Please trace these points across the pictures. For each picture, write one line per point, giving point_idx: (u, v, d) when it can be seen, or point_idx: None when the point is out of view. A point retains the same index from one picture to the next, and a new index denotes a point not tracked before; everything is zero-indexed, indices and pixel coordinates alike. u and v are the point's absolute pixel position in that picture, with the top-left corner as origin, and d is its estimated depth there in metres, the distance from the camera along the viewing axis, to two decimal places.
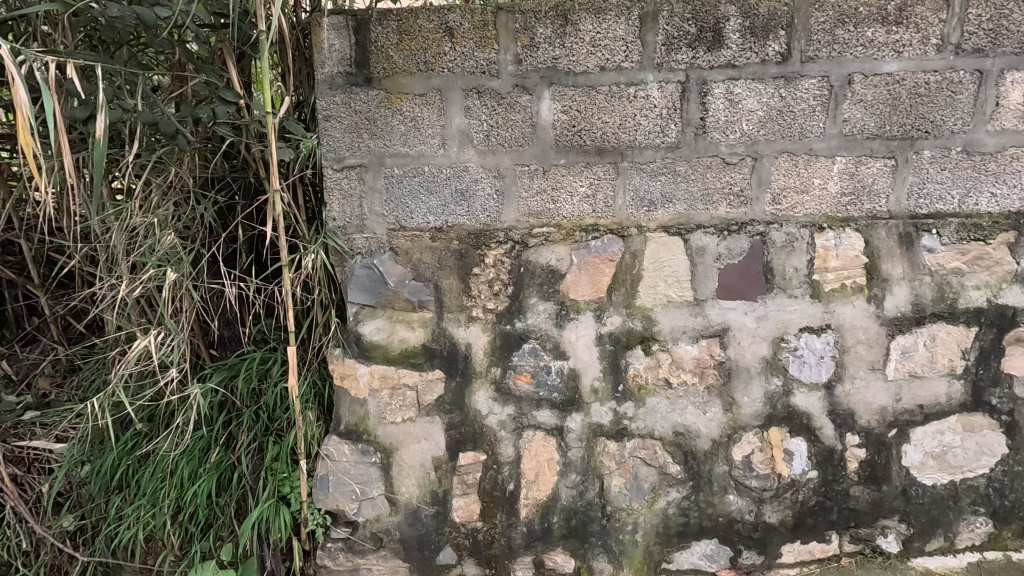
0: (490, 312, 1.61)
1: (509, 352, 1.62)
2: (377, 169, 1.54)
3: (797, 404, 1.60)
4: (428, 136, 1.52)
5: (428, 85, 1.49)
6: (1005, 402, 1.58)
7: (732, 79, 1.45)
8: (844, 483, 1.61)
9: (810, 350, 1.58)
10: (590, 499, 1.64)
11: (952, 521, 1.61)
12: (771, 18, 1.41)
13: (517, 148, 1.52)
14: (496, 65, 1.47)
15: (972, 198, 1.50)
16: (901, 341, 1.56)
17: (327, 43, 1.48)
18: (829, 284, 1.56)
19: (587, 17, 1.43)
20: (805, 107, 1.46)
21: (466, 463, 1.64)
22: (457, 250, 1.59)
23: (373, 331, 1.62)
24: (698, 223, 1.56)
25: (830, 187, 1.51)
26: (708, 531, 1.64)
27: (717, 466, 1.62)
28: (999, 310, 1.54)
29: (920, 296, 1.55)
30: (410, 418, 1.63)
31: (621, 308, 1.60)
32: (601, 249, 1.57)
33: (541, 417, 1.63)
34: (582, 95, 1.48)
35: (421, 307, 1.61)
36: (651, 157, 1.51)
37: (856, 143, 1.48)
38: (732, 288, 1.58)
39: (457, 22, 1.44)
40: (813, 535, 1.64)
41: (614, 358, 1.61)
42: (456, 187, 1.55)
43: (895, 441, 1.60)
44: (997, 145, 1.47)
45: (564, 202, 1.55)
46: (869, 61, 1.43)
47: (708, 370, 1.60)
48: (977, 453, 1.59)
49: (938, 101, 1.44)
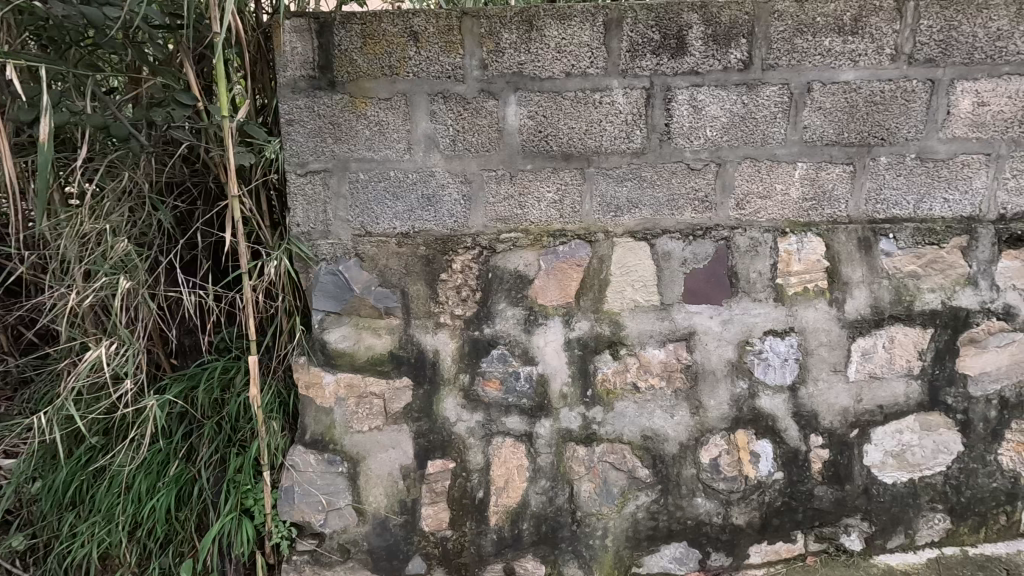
0: (458, 318, 1.59)
1: (477, 358, 1.61)
2: (341, 173, 1.52)
3: (762, 406, 1.62)
4: (393, 141, 1.50)
5: (393, 90, 1.47)
6: (960, 401, 1.62)
7: (696, 86, 1.47)
8: (808, 483, 1.64)
9: (774, 352, 1.60)
10: (559, 505, 1.64)
11: (913, 518, 1.65)
12: (732, 27, 1.43)
13: (483, 154, 1.52)
14: (462, 70, 1.46)
15: (926, 204, 1.54)
16: (861, 343, 1.60)
17: (289, 46, 1.45)
18: (792, 288, 1.58)
19: (552, 24, 1.43)
20: (766, 114, 1.49)
21: (435, 471, 1.63)
22: (424, 256, 1.57)
23: (339, 339, 1.59)
24: (664, 228, 1.57)
25: (792, 193, 1.54)
26: (677, 535, 1.65)
27: (685, 470, 1.63)
28: (954, 312, 1.59)
29: (879, 299, 1.58)
30: (377, 426, 1.61)
31: (589, 313, 1.60)
32: (569, 254, 1.57)
33: (510, 423, 1.62)
34: (548, 100, 1.48)
35: (388, 313, 1.59)
36: (617, 162, 1.52)
37: (816, 150, 1.51)
38: (698, 292, 1.59)
39: (421, 26, 1.43)
40: (780, 536, 1.66)
41: (583, 363, 1.61)
42: (422, 193, 1.54)
43: (857, 441, 1.63)
44: (949, 152, 1.51)
45: (531, 207, 1.55)
46: (827, 70, 1.46)
47: (675, 374, 1.62)
48: (935, 451, 1.63)
49: (892, 109, 1.48)
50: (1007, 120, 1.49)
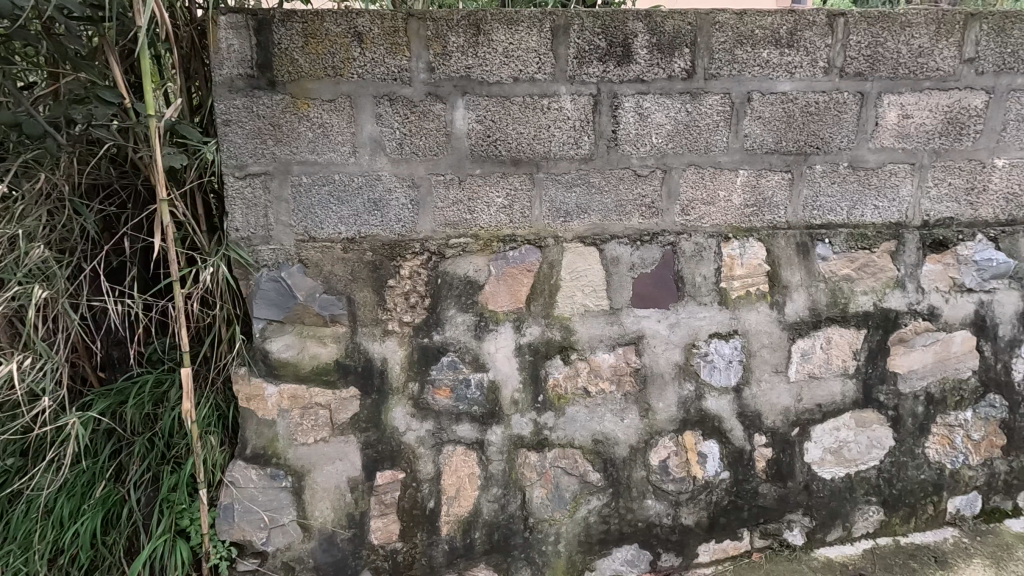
0: (407, 325, 1.56)
1: (427, 366, 1.58)
2: (283, 177, 1.46)
3: (708, 408, 1.66)
4: (338, 143, 1.46)
5: (336, 91, 1.43)
6: (891, 398, 1.70)
7: (642, 93, 1.49)
8: (753, 482, 1.69)
9: (719, 354, 1.64)
10: (511, 512, 1.63)
11: (850, 512, 1.73)
12: (676, 36, 1.46)
13: (431, 158, 1.49)
14: (408, 72, 1.43)
15: (858, 210, 1.62)
16: (801, 344, 1.66)
17: (224, 43, 1.38)
18: (735, 292, 1.63)
19: (499, 28, 1.42)
20: (709, 122, 1.52)
21: (384, 483, 1.58)
22: (371, 261, 1.53)
23: (282, 348, 1.53)
24: (613, 234, 1.59)
25: (734, 199, 1.59)
26: (628, 537, 1.67)
27: (635, 472, 1.65)
28: (884, 313, 1.67)
29: (816, 302, 1.64)
30: (323, 438, 1.56)
31: (539, 318, 1.60)
32: (519, 260, 1.57)
33: (461, 431, 1.60)
34: (496, 105, 1.47)
35: (333, 321, 1.54)
36: (565, 168, 1.53)
37: (756, 158, 1.56)
38: (646, 297, 1.62)
39: (366, 27, 1.39)
40: (727, 534, 1.70)
41: (534, 368, 1.61)
42: (368, 197, 1.50)
43: (798, 439, 1.69)
44: (879, 161, 1.59)
45: (481, 212, 1.54)
46: (765, 80, 1.51)
47: (625, 378, 1.63)
48: (869, 446, 1.71)
49: (826, 119, 1.55)
50: (928, 131, 1.58)
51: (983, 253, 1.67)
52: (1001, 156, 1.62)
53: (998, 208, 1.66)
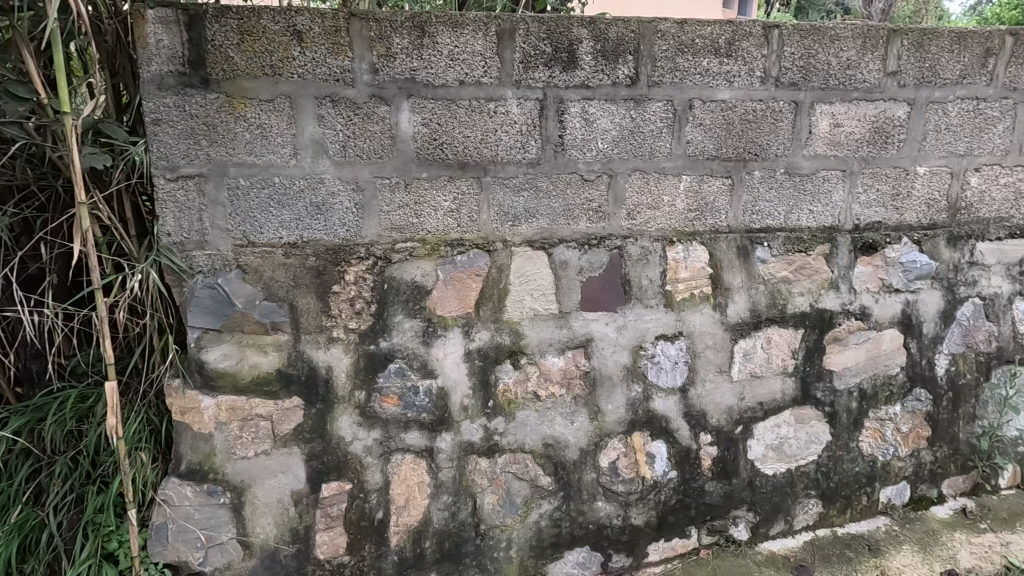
0: (353, 331, 1.52)
1: (373, 373, 1.54)
2: (219, 179, 1.40)
3: (655, 409, 1.69)
4: (278, 145, 1.41)
5: (275, 91, 1.38)
6: (827, 395, 1.78)
7: (587, 99, 1.51)
8: (699, 480, 1.73)
9: (665, 356, 1.67)
10: (462, 519, 1.61)
11: (790, 506, 1.79)
12: (620, 43, 1.48)
13: (377, 161, 1.46)
14: (351, 73, 1.40)
15: (795, 215, 1.68)
16: (743, 344, 1.71)
17: (153, 39, 1.31)
18: (680, 294, 1.66)
19: (444, 31, 1.40)
20: (653, 128, 1.55)
21: (329, 495, 1.54)
22: (314, 267, 1.48)
23: (219, 358, 1.47)
24: (561, 238, 1.59)
25: (678, 204, 1.62)
26: (580, 540, 1.68)
27: (586, 475, 1.66)
28: (820, 313, 1.74)
29: (756, 303, 1.70)
30: (264, 451, 1.50)
31: (488, 323, 1.59)
32: (466, 264, 1.55)
33: (410, 439, 1.57)
34: (442, 108, 1.45)
35: (275, 329, 1.48)
36: (513, 172, 1.52)
37: (698, 164, 1.60)
38: (594, 300, 1.63)
39: (306, 25, 1.35)
40: (675, 532, 1.73)
41: (484, 374, 1.60)
42: (310, 200, 1.45)
43: (742, 437, 1.74)
44: (813, 168, 1.66)
45: (427, 216, 1.52)
46: (706, 88, 1.55)
47: (574, 381, 1.64)
48: (807, 442, 1.78)
49: (763, 127, 1.60)
50: (857, 140, 1.66)
51: (909, 255, 1.77)
52: (922, 164, 1.72)
53: (920, 213, 1.76)
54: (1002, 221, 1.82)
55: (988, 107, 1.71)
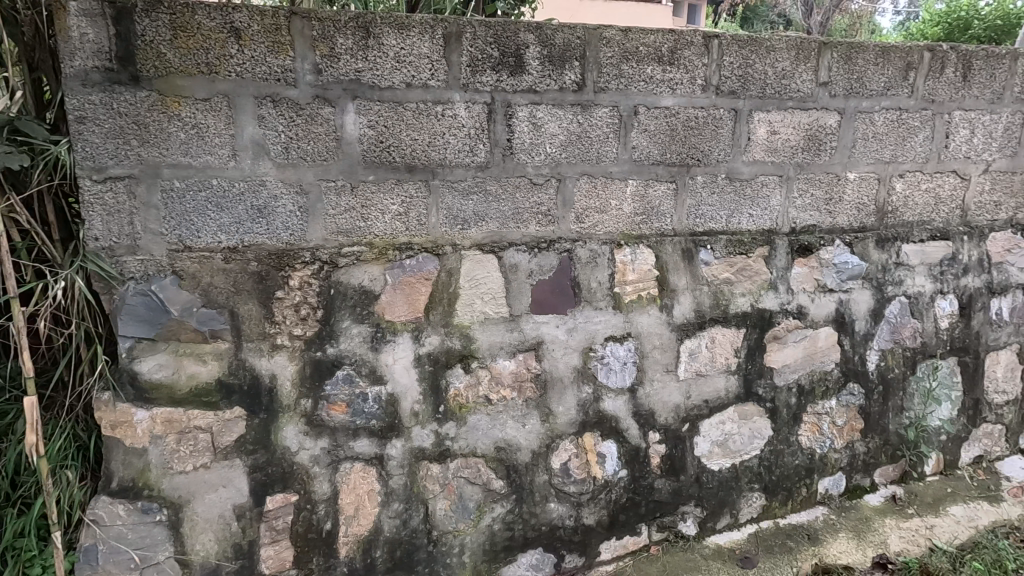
0: (298, 338, 1.47)
1: (320, 380, 1.50)
2: (151, 181, 1.34)
3: (606, 409, 1.71)
4: (215, 146, 1.36)
5: (212, 90, 1.32)
6: (768, 391, 1.85)
7: (535, 104, 1.52)
8: (649, 478, 1.76)
9: (615, 357, 1.70)
10: (414, 526, 1.59)
11: (736, 500, 1.85)
12: (566, 49, 1.50)
13: (321, 163, 1.42)
14: (293, 73, 1.36)
15: (735, 218, 1.75)
16: (688, 344, 1.76)
17: (76, 32, 1.23)
18: (628, 296, 1.69)
19: (390, 32, 1.38)
20: (599, 133, 1.58)
21: (275, 508, 1.49)
22: (256, 272, 1.43)
23: (153, 369, 1.40)
24: (511, 241, 1.60)
25: (625, 208, 1.66)
26: (533, 542, 1.68)
27: (538, 477, 1.67)
28: (760, 313, 1.81)
29: (701, 304, 1.75)
30: (204, 464, 1.43)
31: (438, 327, 1.58)
32: (416, 268, 1.53)
33: (359, 447, 1.54)
34: (388, 110, 1.43)
35: (214, 336, 1.42)
36: (462, 176, 1.52)
37: (644, 168, 1.64)
38: (544, 303, 1.64)
39: (244, 22, 1.30)
40: (626, 530, 1.76)
41: (434, 378, 1.58)
42: (251, 203, 1.40)
43: (689, 434, 1.79)
44: (752, 173, 1.72)
45: (375, 220, 1.49)
46: (650, 95, 1.58)
47: (525, 384, 1.65)
48: (750, 437, 1.85)
49: (705, 134, 1.65)
50: (792, 147, 1.74)
51: (841, 256, 1.86)
52: (852, 170, 1.81)
53: (851, 217, 1.86)
54: (924, 224, 1.95)
55: (909, 117, 1.82)
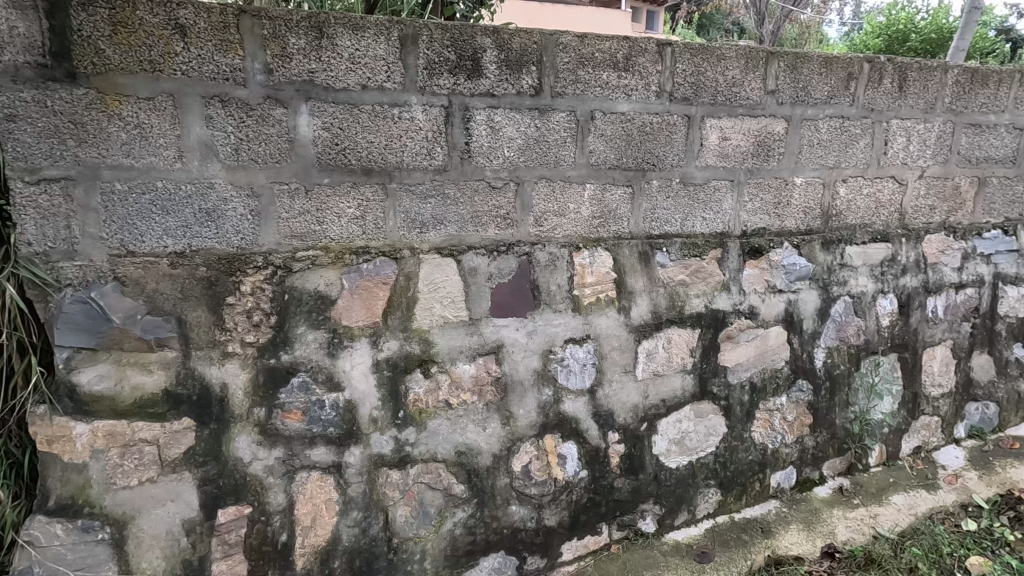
0: (251, 345, 1.43)
1: (274, 388, 1.46)
2: (89, 183, 1.27)
3: (566, 411, 1.73)
4: (160, 147, 1.30)
5: (156, 88, 1.27)
6: (722, 389, 1.91)
7: (492, 107, 1.52)
8: (609, 477, 1.79)
9: (574, 359, 1.72)
10: (374, 535, 1.57)
11: (693, 496, 1.90)
12: (523, 54, 1.50)
13: (273, 165, 1.39)
14: (242, 73, 1.32)
15: (690, 222, 1.79)
16: (646, 345, 1.79)
17: (4, 24, 1.15)
18: (587, 299, 1.71)
19: (344, 33, 1.35)
20: (557, 138, 1.59)
21: (227, 521, 1.44)
22: (205, 277, 1.37)
23: (94, 380, 1.33)
24: (470, 245, 1.59)
25: (583, 212, 1.68)
26: (494, 546, 1.69)
27: (499, 480, 1.67)
28: (714, 314, 1.86)
29: (657, 306, 1.79)
30: (150, 478, 1.38)
31: (397, 332, 1.56)
32: (373, 273, 1.51)
33: (316, 456, 1.51)
34: (343, 112, 1.41)
35: (160, 345, 1.36)
36: (419, 179, 1.50)
37: (601, 173, 1.66)
38: (503, 306, 1.65)
39: (189, 19, 1.25)
40: (588, 530, 1.78)
41: (393, 384, 1.56)
42: (199, 206, 1.35)
43: (647, 433, 1.83)
44: (705, 178, 1.77)
45: (330, 224, 1.46)
46: (606, 101, 1.61)
47: (485, 388, 1.65)
48: (706, 435, 1.90)
49: (660, 139, 1.69)
50: (743, 153, 1.80)
51: (790, 258, 1.93)
52: (799, 175, 1.89)
53: (799, 220, 1.93)
54: (866, 227, 2.04)
55: (851, 125, 1.91)
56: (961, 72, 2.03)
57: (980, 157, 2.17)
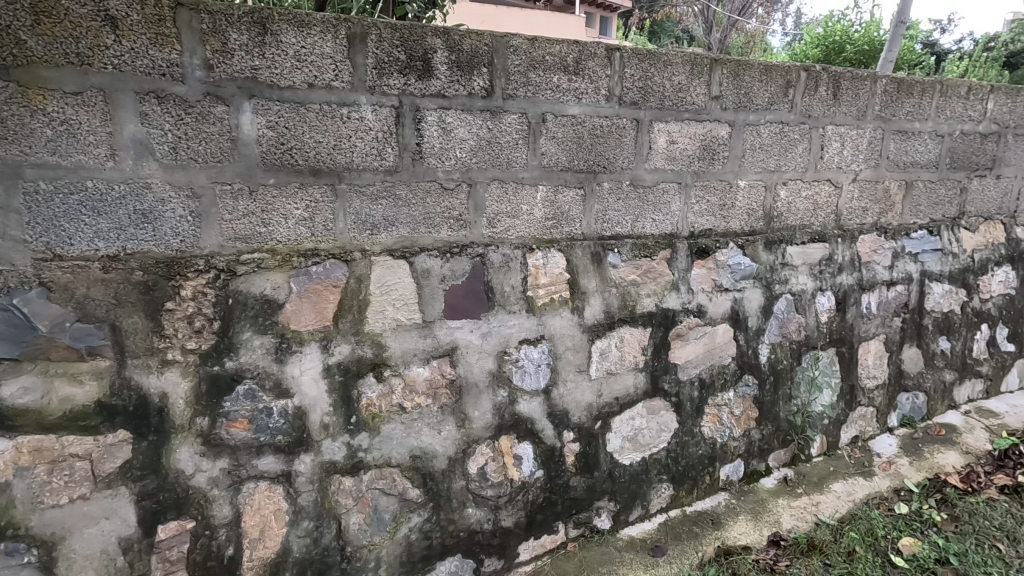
0: (192, 352, 1.37)
1: (218, 396, 1.40)
2: (9, 182, 1.18)
3: (521, 411, 1.74)
4: (90, 145, 1.23)
5: (84, 82, 1.19)
6: (673, 386, 1.96)
7: (444, 109, 1.51)
8: (564, 476, 1.81)
9: (529, 359, 1.73)
10: (326, 544, 1.54)
11: (646, 491, 1.94)
12: (474, 55, 1.50)
13: (215, 165, 1.34)
14: (180, 68, 1.26)
15: (640, 223, 1.84)
16: (599, 344, 1.82)
17: None
18: (541, 299, 1.73)
19: (289, 29, 1.31)
20: (509, 139, 1.60)
21: (168, 537, 1.38)
22: (141, 282, 1.30)
23: (18, 393, 1.24)
24: (422, 246, 1.58)
25: (536, 213, 1.69)
26: (451, 549, 1.68)
27: (455, 483, 1.66)
28: (664, 313, 1.91)
29: (610, 305, 1.82)
30: (82, 495, 1.30)
31: (348, 336, 1.53)
32: (323, 275, 1.48)
33: (264, 465, 1.46)
34: (289, 111, 1.37)
35: (92, 354, 1.28)
36: (370, 180, 1.48)
37: (553, 175, 1.68)
38: (457, 308, 1.64)
39: (121, 11, 1.19)
40: (544, 530, 1.80)
41: (345, 390, 1.53)
42: (134, 207, 1.29)
43: (601, 431, 1.86)
44: (654, 180, 1.82)
45: (277, 225, 1.42)
46: (557, 103, 1.63)
47: (440, 390, 1.63)
48: (658, 431, 1.94)
49: (610, 142, 1.72)
50: (690, 156, 1.85)
51: (735, 257, 2.00)
52: (742, 178, 1.96)
53: (743, 221, 2.01)
54: (805, 228, 2.14)
55: (790, 130, 2.00)
56: (889, 81, 2.15)
57: (907, 162, 2.31)
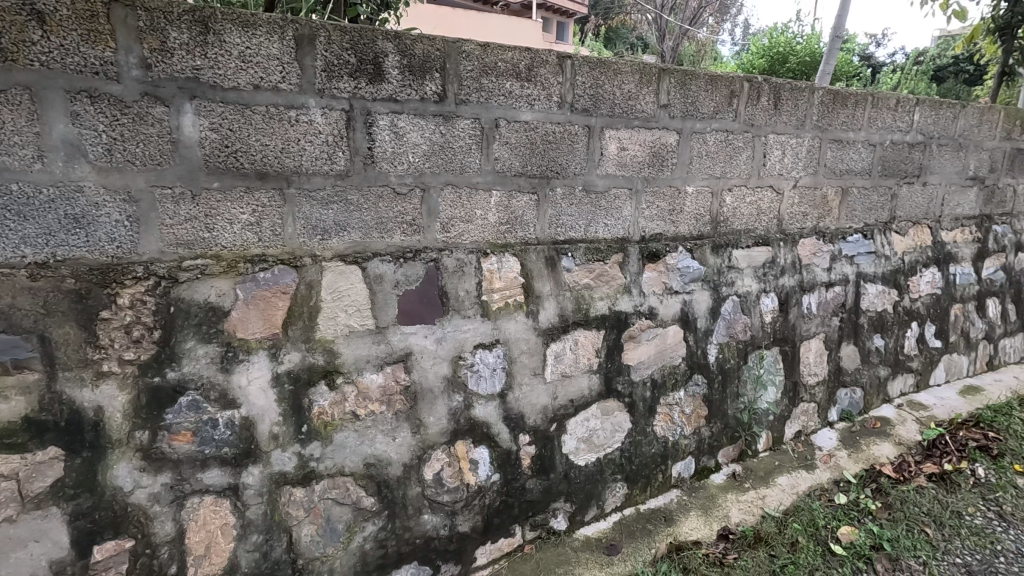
0: (130, 363, 1.31)
1: (159, 409, 1.35)
2: None
3: (476, 416, 1.74)
4: (14, 145, 1.16)
5: (7, 79, 1.12)
6: (626, 386, 2.00)
7: (395, 113, 1.50)
8: (521, 479, 1.82)
9: (484, 363, 1.74)
10: (276, 557, 1.50)
11: (601, 491, 1.98)
12: (426, 60, 1.50)
13: (154, 167, 1.28)
14: (115, 67, 1.20)
15: (592, 227, 1.87)
16: (554, 347, 1.85)
17: None
18: (495, 303, 1.74)
19: (233, 29, 1.28)
20: (462, 144, 1.60)
21: (104, 558, 1.31)
22: (73, 290, 1.23)
23: None
24: (375, 251, 1.56)
25: (490, 218, 1.70)
26: (407, 557, 1.66)
27: (410, 490, 1.65)
28: (616, 315, 1.95)
29: (564, 309, 1.85)
30: (8, 517, 1.22)
31: (299, 343, 1.49)
32: (271, 282, 1.44)
33: (209, 479, 1.41)
34: (234, 113, 1.33)
35: (18, 367, 1.20)
36: (319, 184, 1.45)
37: (507, 179, 1.69)
38: (411, 313, 1.63)
39: (49, 5, 1.13)
40: (501, 533, 1.80)
41: (295, 398, 1.50)
42: (64, 211, 1.22)
43: (556, 433, 1.88)
44: (606, 186, 1.86)
45: (221, 230, 1.37)
46: (510, 109, 1.64)
47: (394, 397, 1.62)
48: (612, 431, 1.98)
49: (562, 148, 1.75)
50: (640, 162, 1.90)
51: (684, 261, 2.07)
52: (690, 184, 2.03)
53: (691, 226, 2.07)
54: (749, 232, 2.23)
55: (734, 138, 2.08)
56: (825, 93, 2.27)
57: (843, 169, 2.44)
